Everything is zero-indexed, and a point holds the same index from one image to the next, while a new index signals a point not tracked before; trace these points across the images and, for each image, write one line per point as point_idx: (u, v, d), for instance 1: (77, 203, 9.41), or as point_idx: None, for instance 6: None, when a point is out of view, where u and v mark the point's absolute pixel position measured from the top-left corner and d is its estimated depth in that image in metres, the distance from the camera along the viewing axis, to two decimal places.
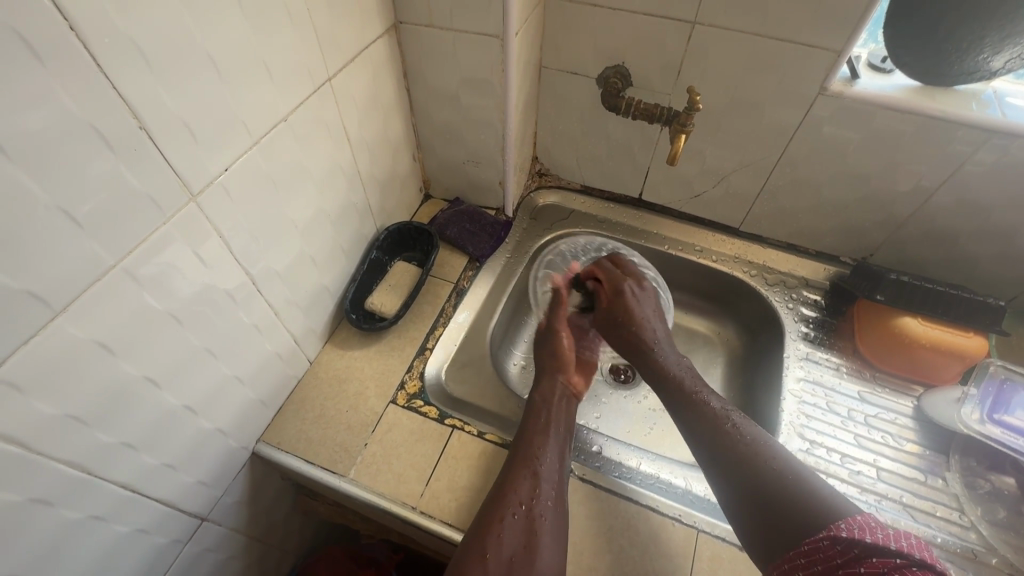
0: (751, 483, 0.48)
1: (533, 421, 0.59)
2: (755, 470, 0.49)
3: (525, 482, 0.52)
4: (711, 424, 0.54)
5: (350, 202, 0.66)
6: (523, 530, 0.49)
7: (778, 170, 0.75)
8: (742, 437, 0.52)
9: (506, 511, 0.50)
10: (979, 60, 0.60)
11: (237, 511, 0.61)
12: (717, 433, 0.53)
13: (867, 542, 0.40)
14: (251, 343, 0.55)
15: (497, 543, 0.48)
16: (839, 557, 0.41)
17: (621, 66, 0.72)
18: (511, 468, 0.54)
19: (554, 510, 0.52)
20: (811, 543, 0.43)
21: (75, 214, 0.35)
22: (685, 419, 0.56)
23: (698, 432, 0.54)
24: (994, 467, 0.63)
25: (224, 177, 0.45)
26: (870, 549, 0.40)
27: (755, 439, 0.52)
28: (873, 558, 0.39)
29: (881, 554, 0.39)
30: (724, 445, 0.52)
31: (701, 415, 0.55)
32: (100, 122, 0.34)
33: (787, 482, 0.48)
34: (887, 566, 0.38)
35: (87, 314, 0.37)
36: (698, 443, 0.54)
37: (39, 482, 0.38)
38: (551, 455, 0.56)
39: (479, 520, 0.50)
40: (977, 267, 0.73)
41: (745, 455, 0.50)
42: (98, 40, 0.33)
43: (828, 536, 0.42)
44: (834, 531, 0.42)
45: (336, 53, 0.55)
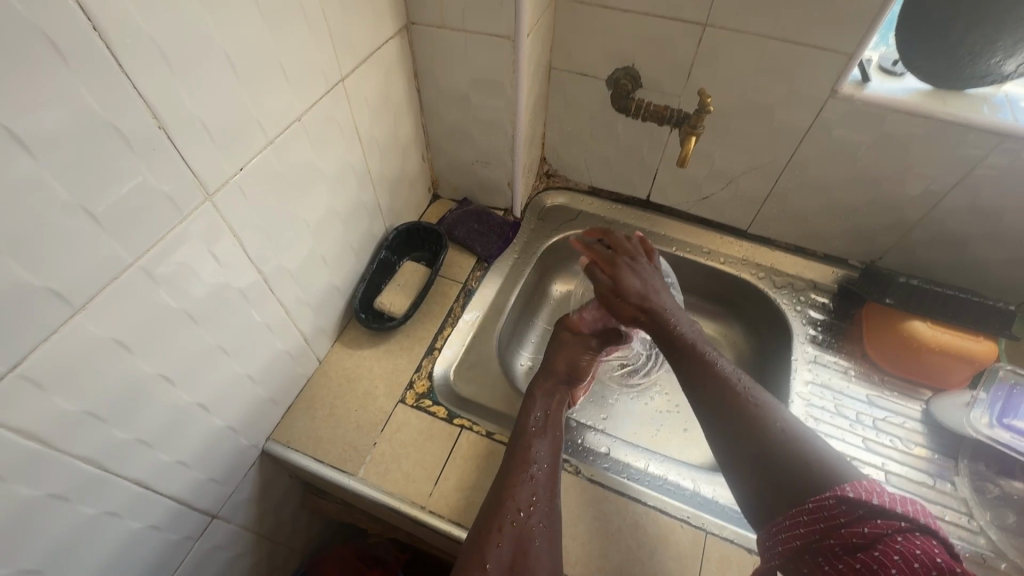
0: (754, 443, 0.47)
1: (527, 422, 0.59)
2: (760, 433, 0.48)
3: (523, 486, 0.52)
4: (719, 385, 0.52)
5: (361, 201, 0.67)
6: (522, 536, 0.49)
7: (787, 173, 0.75)
8: (750, 399, 0.51)
9: (506, 518, 0.50)
10: (990, 63, 0.60)
11: (247, 509, 0.62)
12: (722, 395, 0.51)
13: (874, 504, 0.39)
14: (262, 341, 0.55)
15: (498, 550, 0.47)
16: (841, 516, 0.40)
17: (632, 67, 0.72)
18: (510, 470, 0.54)
19: (552, 514, 0.52)
20: (816, 502, 0.42)
21: (95, 212, 0.35)
22: (694, 383, 0.54)
23: (703, 393, 0.53)
24: (1005, 472, 0.63)
25: (240, 176, 0.46)
26: (876, 510, 0.39)
27: (763, 403, 0.50)
28: (877, 520, 0.39)
29: (887, 517, 0.39)
30: (735, 409, 0.50)
31: (710, 376, 0.53)
32: (122, 122, 0.35)
33: (793, 443, 0.46)
34: (893, 528, 0.38)
35: (105, 312, 0.38)
36: (701, 402, 0.53)
37: (57, 477, 0.38)
38: (545, 457, 0.56)
39: (479, 527, 0.50)
40: (986, 271, 0.73)
41: (752, 415, 0.49)
42: (121, 41, 0.33)
43: (833, 495, 0.41)
44: (839, 491, 0.41)
45: (349, 53, 0.55)
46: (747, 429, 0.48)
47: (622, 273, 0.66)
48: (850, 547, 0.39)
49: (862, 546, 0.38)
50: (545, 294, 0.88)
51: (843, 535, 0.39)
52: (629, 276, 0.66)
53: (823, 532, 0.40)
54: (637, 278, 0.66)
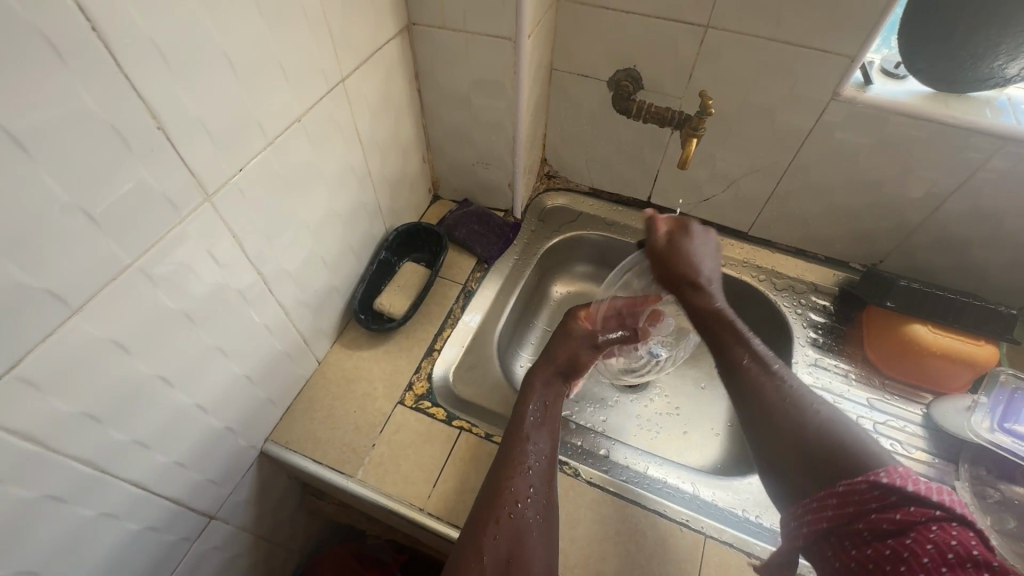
0: (790, 429, 0.47)
1: (526, 413, 0.59)
2: (793, 419, 0.48)
3: (521, 478, 0.52)
4: (757, 369, 0.52)
5: (361, 202, 0.67)
6: (518, 529, 0.48)
7: (788, 175, 0.75)
8: (785, 381, 0.51)
9: (503, 511, 0.49)
10: (994, 66, 0.59)
11: (245, 509, 0.62)
12: (756, 378, 0.52)
13: (908, 491, 0.38)
14: (261, 342, 0.55)
15: (494, 546, 0.47)
16: (874, 502, 0.39)
17: (634, 69, 0.72)
18: (507, 462, 0.54)
19: (547, 506, 0.52)
20: (847, 486, 0.41)
21: (94, 212, 0.35)
22: (727, 359, 0.55)
23: (740, 375, 0.53)
24: (1005, 476, 0.62)
25: (239, 177, 0.45)
26: (909, 497, 0.38)
27: (798, 387, 0.50)
28: (911, 507, 0.37)
29: (920, 504, 0.37)
30: (761, 385, 0.51)
31: (742, 353, 0.54)
32: (119, 122, 0.34)
33: (833, 427, 0.46)
34: (926, 517, 0.36)
35: (103, 312, 0.37)
36: (738, 384, 0.53)
37: (54, 479, 0.38)
38: (541, 449, 0.56)
39: (475, 523, 0.49)
40: (988, 275, 0.73)
41: (783, 397, 0.49)
42: (118, 40, 0.33)
43: (867, 481, 0.40)
44: (873, 476, 0.40)
45: (350, 53, 0.55)
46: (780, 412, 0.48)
47: (682, 240, 0.64)
48: (878, 533, 0.38)
49: (891, 533, 0.37)
50: (545, 295, 0.88)
51: (873, 520, 0.38)
52: (686, 243, 0.64)
53: (852, 516, 0.40)
54: (690, 245, 0.64)
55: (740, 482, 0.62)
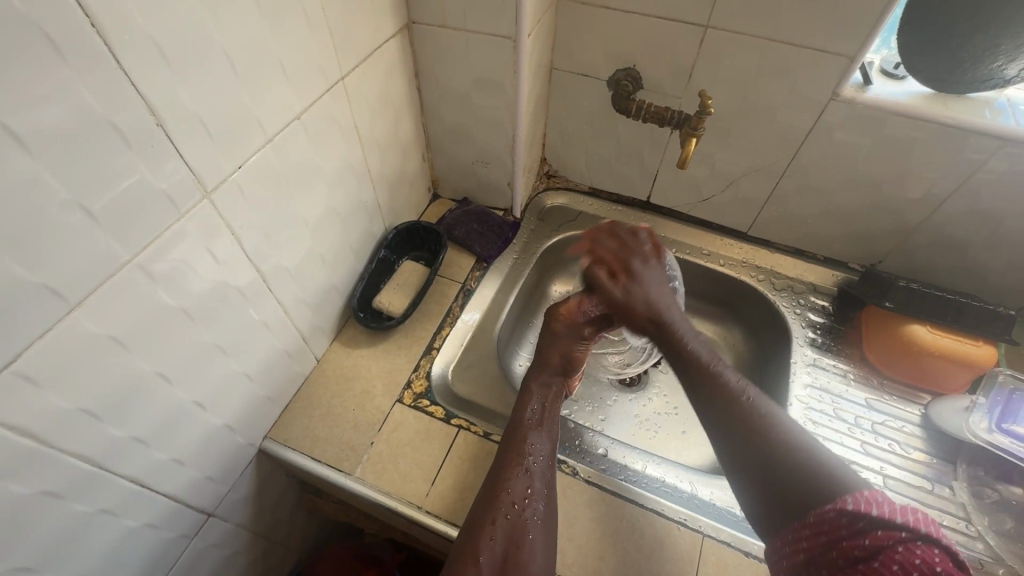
0: (761, 466, 0.47)
1: (525, 414, 0.59)
2: (764, 452, 0.48)
3: (519, 478, 0.52)
4: (730, 399, 0.52)
5: (360, 200, 0.66)
6: (515, 530, 0.49)
7: (788, 175, 0.75)
8: (756, 412, 0.50)
9: (500, 511, 0.50)
10: (992, 68, 0.59)
11: (243, 507, 0.62)
12: (732, 414, 0.51)
13: (873, 515, 0.40)
14: (260, 339, 0.55)
15: (490, 544, 0.48)
16: (843, 529, 0.41)
17: (633, 68, 0.72)
18: (505, 463, 0.54)
19: (545, 508, 0.52)
20: (816, 515, 0.43)
21: (91, 209, 0.35)
22: (700, 396, 0.54)
23: (711, 411, 0.52)
24: (1003, 477, 0.62)
25: (238, 174, 0.45)
26: (877, 522, 0.40)
27: (770, 415, 0.50)
28: (878, 532, 0.40)
29: (886, 528, 0.40)
30: (735, 418, 0.50)
31: (715, 388, 0.53)
32: (119, 118, 0.35)
33: (800, 456, 0.47)
34: (892, 540, 0.39)
35: (102, 308, 0.37)
36: (711, 418, 0.52)
37: (50, 475, 0.38)
38: (543, 451, 0.56)
39: (471, 520, 0.50)
40: (987, 276, 0.73)
41: (756, 428, 0.49)
42: (119, 37, 0.33)
43: (834, 509, 0.42)
44: (840, 504, 0.42)
45: (350, 52, 0.55)
46: (754, 448, 0.48)
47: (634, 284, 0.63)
48: (851, 560, 0.40)
49: (862, 558, 0.40)
50: (544, 294, 0.88)
51: (846, 548, 0.41)
52: (641, 286, 0.63)
53: (825, 546, 0.42)
54: (647, 289, 0.63)
55: None
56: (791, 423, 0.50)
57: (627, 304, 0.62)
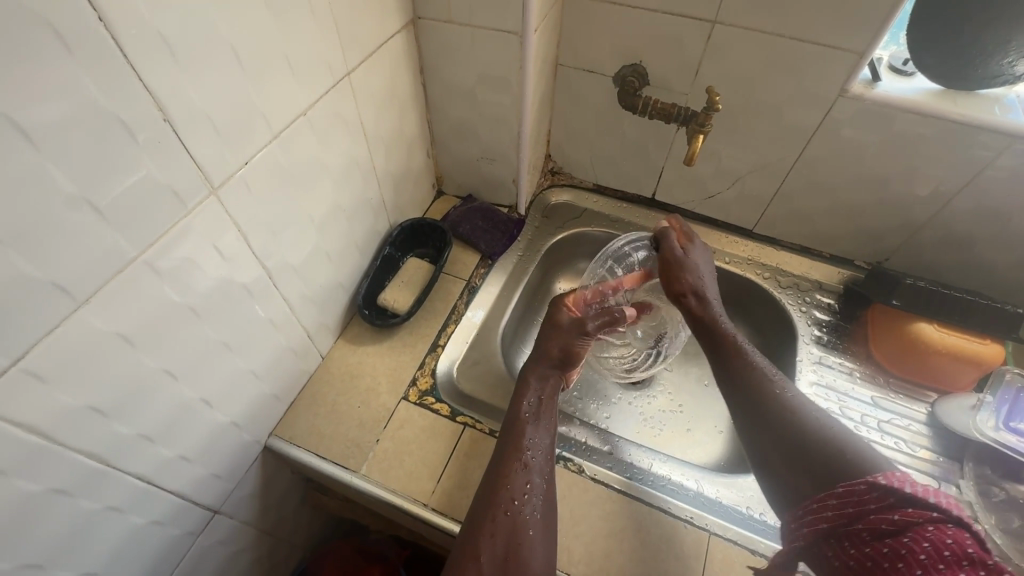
0: (781, 433, 0.48)
1: (521, 410, 0.58)
2: (786, 418, 0.49)
3: (516, 474, 0.52)
4: (754, 374, 0.53)
5: (365, 197, 0.66)
6: (516, 526, 0.48)
7: (794, 172, 0.75)
8: (781, 388, 0.52)
9: (499, 508, 0.49)
10: (1002, 64, 0.59)
11: (249, 504, 0.62)
12: (755, 385, 0.52)
13: (907, 492, 0.39)
14: (266, 336, 0.55)
15: (491, 542, 0.47)
16: (874, 502, 0.40)
17: (640, 64, 0.72)
18: (503, 460, 0.53)
19: (545, 502, 0.51)
20: (846, 487, 0.42)
21: (99, 205, 0.35)
22: (726, 368, 0.55)
23: (737, 383, 0.54)
24: (1010, 475, 0.62)
25: (245, 170, 0.45)
26: (909, 499, 0.39)
27: (793, 393, 0.51)
28: (908, 508, 0.39)
29: (918, 506, 0.38)
30: (760, 388, 0.52)
31: (743, 364, 0.54)
32: (126, 113, 0.34)
33: (824, 428, 0.47)
34: (924, 517, 0.38)
35: (110, 305, 0.37)
36: (736, 389, 0.53)
37: (59, 472, 0.38)
38: (540, 445, 0.55)
39: (472, 520, 0.50)
40: (994, 274, 0.73)
41: (777, 396, 0.51)
42: (126, 32, 0.32)
43: (866, 482, 0.41)
44: (873, 479, 0.41)
45: (356, 48, 0.55)
46: (780, 418, 0.49)
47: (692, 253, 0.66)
48: (877, 533, 0.39)
49: (889, 532, 0.38)
50: (548, 292, 0.88)
51: (873, 521, 0.39)
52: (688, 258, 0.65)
53: (851, 518, 0.41)
54: (696, 259, 0.66)
55: (745, 479, 0.62)
56: (814, 406, 0.50)
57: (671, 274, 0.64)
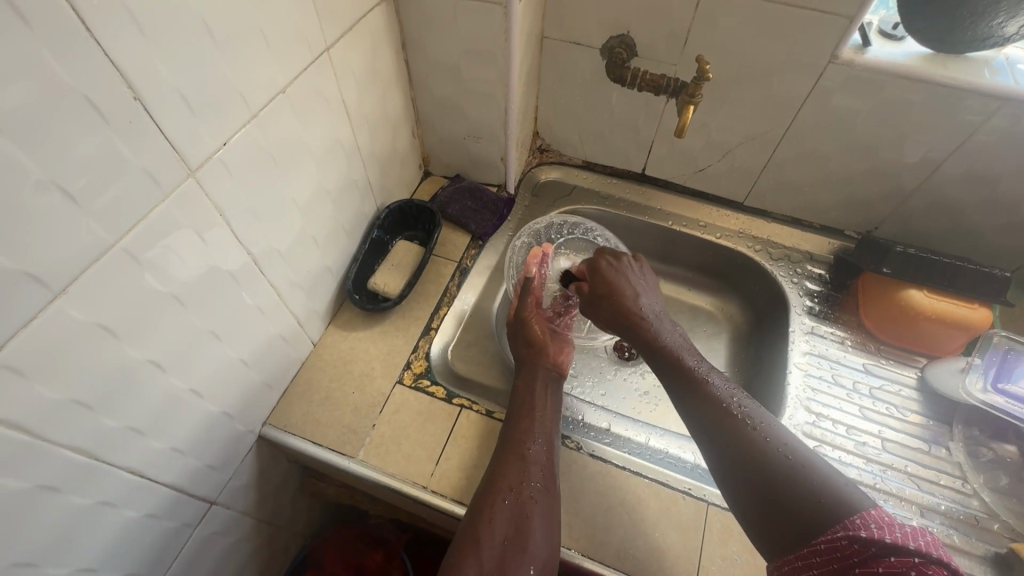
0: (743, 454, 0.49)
1: (521, 403, 0.60)
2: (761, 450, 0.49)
3: (514, 465, 0.53)
4: (715, 403, 0.54)
5: (350, 178, 0.65)
6: (513, 514, 0.50)
7: (785, 143, 0.74)
8: (741, 416, 0.52)
9: (497, 496, 0.51)
10: (993, 26, 0.58)
11: (245, 493, 0.61)
12: (718, 414, 0.52)
13: (885, 540, 0.39)
14: (255, 325, 0.54)
15: (489, 529, 0.49)
16: (856, 556, 0.39)
17: (627, 35, 0.70)
18: (502, 453, 0.55)
19: (543, 491, 0.52)
20: (827, 542, 0.41)
21: (70, 189, 0.33)
22: (682, 397, 0.56)
23: (697, 410, 0.54)
24: (997, 436, 0.64)
25: (224, 152, 0.44)
26: (889, 548, 0.38)
27: (753, 416, 0.52)
28: (892, 558, 0.38)
29: (900, 554, 0.38)
30: (722, 425, 0.52)
31: (699, 392, 0.55)
32: (92, 91, 0.32)
33: (781, 449, 0.49)
34: (907, 565, 0.37)
35: (88, 295, 0.36)
36: (701, 426, 0.53)
37: (47, 468, 0.37)
38: (538, 435, 0.57)
39: (473, 507, 0.51)
40: (981, 239, 0.74)
41: (737, 420, 0.51)
42: (86, 2, 0.30)
43: (845, 535, 0.41)
44: (852, 530, 0.41)
45: (335, 22, 0.53)
46: (747, 448, 0.49)
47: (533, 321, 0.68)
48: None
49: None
50: None
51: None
52: (616, 275, 0.68)
53: (837, 575, 0.40)
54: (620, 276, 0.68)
55: None
56: (772, 423, 0.52)
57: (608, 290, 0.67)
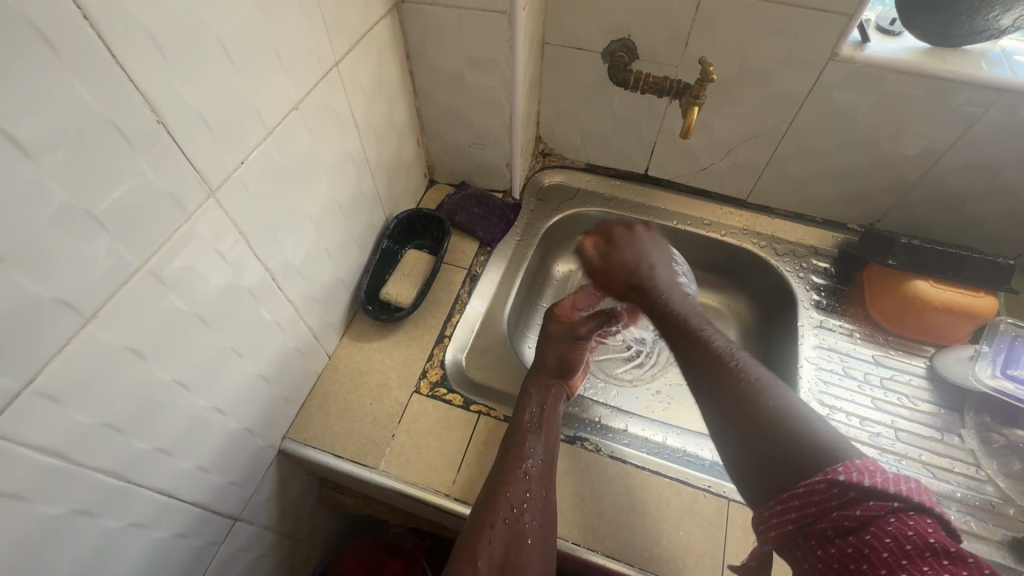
0: (742, 416, 0.48)
1: (524, 417, 0.59)
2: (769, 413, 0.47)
3: (516, 484, 0.53)
4: (723, 368, 0.52)
5: (360, 189, 0.65)
6: (514, 535, 0.49)
7: (786, 140, 0.75)
8: (746, 377, 0.51)
9: (498, 516, 0.50)
10: (988, 19, 0.59)
11: (267, 508, 0.61)
12: (719, 371, 0.52)
13: (865, 485, 0.39)
14: (273, 340, 0.54)
15: (489, 548, 0.48)
16: (834, 500, 0.40)
17: (628, 39, 0.71)
18: (503, 469, 0.54)
19: (543, 513, 0.52)
20: (806, 487, 0.41)
21: (98, 214, 0.33)
22: (689, 359, 0.56)
23: (702, 371, 0.54)
24: (1009, 422, 0.65)
25: (241, 170, 0.44)
26: (868, 493, 0.38)
27: (761, 379, 0.50)
28: (869, 502, 0.38)
29: (878, 498, 0.38)
30: (726, 383, 0.51)
31: (707, 353, 0.55)
32: (117, 116, 0.33)
33: (784, 410, 0.47)
34: (885, 510, 0.37)
35: (117, 318, 0.36)
36: (704, 386, 0.53)
37: (80, 492, 0.37)
38: (540, 454, 0.56)
39: (472, 523, 0.51)
40: (983, 227, 0.75)
41: (742, 385, 0.50)
42: (112, 29, 0.31)
43: (824, 479, 0.41)
44: (830, 474, 0.41)
45: (343, 36, 0.53)
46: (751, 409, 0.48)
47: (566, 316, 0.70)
48: (840, 530, 0.39)
49: (853, 529, 0.38)
50: (549, 274, 0.88)
51: (835, 518, 0.39)
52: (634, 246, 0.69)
53: (814, 516, 0.40)
54: (641, 245, 0.69)
55: None
56: (778, 387, 0.50)
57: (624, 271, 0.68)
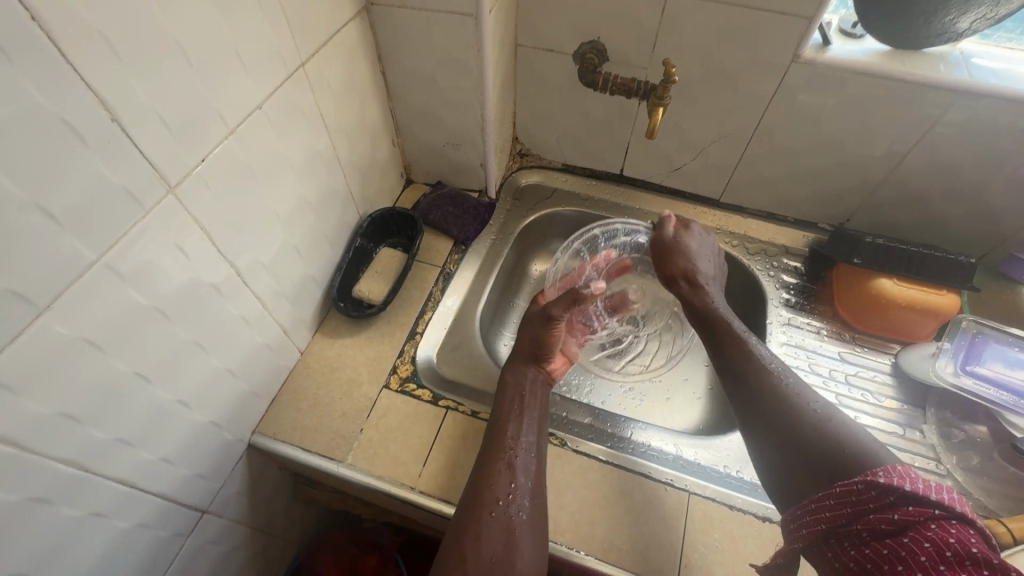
0: (777, 417, 0.49)
1: (505, 406, 0.60)
2: (802, 413, 0.49)
3: (501, 476, 0.53)
4: (754, 364, 0.54)
5: (331, 188, 0.66)
6: (502, 527, 0.50)
7: (755, 140, 0.76)
8: (783, 381, 0.52)
9: (485, 509, 0.51)
10: (946, 22, 0.61)
11: (237, 502, 0.62)
12: (757, 379, 0.53)
13: (906, 489, 0.38)
14: (240, 335, 0.55)
15: (476, 544, 0.48)
16: (872, 502, 0.39)
17: (598, 41, 0.72)
18: (488, 461, 0.55)
19: (531, 502, 0.53)
20: (844, 486, 0.41)
21: (52, 210, 0.34)
22: (725, 361, 0.57)
23: (745, 386, 0.54)
24: (968, 417, 0.65)
25: (202, 167, 0.45)
26: (909, 497, 0.38)
27: (795, 384, 0.52)
28: (909, 506, 0.38)
29: (918, 503, 0.38)
30: (761, 386, 0.52)
31: (754, 369, 0.54)
32: (70, 114, 0.34)
33: (824, 416, 0.48)
34: (925, 515, 0.37)
35: (72, 311, 0.37)
36: (742, 396, 0.54)
37: (35, 481, 0.38)
38: (526, 443, 0.57)
39: (459, 520, 0.51)
40: (947, 227, 0.76)
41: (778, 391, 0.51)
42: (62, 30, 0.32)
43: (864, 480, 0.40)
44: (871, 477, 0.40)
45: (309, 38, 0.55)
46: (776, 406, 0.50)
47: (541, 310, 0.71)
48: (878, 532, 0.38)
49: (891, 532, 0.38)
50: (525, 273, 0.89)
51: (873, 520, 0.39)
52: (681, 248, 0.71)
53: (851, 516, 0.40)
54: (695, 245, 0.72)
55: (719, 441, 0.65)
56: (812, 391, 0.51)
57: (669, 262, 0.71)
